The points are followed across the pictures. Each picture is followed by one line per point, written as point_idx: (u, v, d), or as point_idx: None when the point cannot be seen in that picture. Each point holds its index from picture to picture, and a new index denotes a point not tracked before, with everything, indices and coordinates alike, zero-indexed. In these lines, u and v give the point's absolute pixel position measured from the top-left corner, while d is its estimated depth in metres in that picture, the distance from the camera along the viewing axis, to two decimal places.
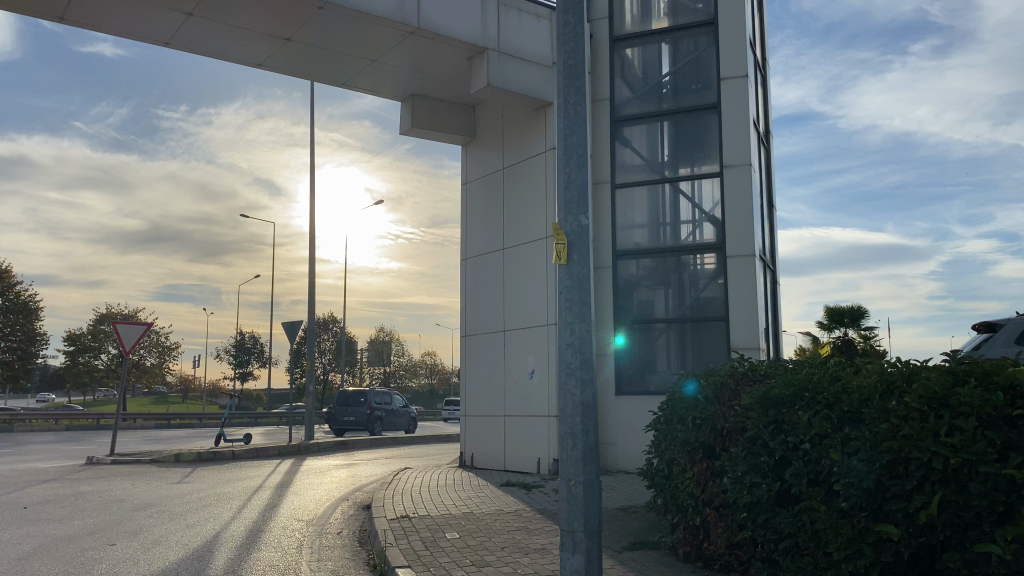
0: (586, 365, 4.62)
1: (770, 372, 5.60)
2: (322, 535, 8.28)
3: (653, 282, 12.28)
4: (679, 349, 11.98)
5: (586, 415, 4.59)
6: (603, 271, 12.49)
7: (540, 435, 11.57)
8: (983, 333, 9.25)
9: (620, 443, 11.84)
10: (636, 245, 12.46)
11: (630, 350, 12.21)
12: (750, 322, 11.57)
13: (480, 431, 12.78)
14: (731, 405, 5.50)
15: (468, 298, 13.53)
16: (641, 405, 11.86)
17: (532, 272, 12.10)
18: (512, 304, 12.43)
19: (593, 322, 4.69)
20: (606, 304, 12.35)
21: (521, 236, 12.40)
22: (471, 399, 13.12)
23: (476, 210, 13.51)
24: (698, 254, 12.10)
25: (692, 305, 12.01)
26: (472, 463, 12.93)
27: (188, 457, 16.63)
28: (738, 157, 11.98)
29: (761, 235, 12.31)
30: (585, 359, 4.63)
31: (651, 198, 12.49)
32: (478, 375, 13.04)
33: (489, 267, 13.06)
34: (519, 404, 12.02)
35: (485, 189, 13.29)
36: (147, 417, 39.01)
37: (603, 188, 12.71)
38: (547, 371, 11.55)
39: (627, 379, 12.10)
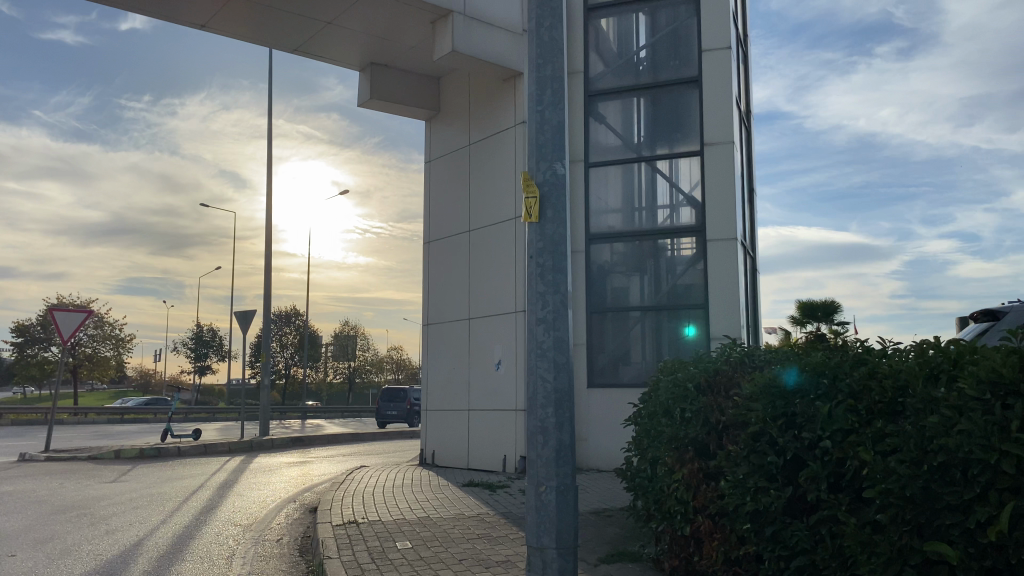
0: (561, 345, 3.80)
1: (774, 359, 4.81)
2: (260, 543, 7.37)
3: (628, 268, 11.49)
4: (655, 341, 11.19)
5: (559, 406, 3.75)
6: (576, 255, 11.66)
7: (506, 431, 10.75)
8: (983, 320, 8.56)
9: (592, 439, 11.05)
10: (610, 229, 11.67)
11: (603, 341, 11.42)
12: (731, 311, 10.81)
13: (442, 427, 11.92)
14: (729, 395, 4.70)
15: (429, 285, 12.63)
16: (614, 400, 11.07)
17: (499, 256, 11.25)
18: (477, 291, 11.56)
19: (569, 293, 3.85)
20: (578, 291, 11.55)
21: (488, 218, 11.54)
22: (433, 392, 12.24)
23: (439, 190, 12.62)
24: (676, 239, 11.32)
25: (669, 292, 11.24)
26: (433, 462, 12.05)
27: (131, 453, 15.56)
28: (719, 135, 11.21)
29: (742, 219, 11.56)
30: (560, 338, 3.80)
31: (627, 178, 11.69)
32: (440, 366, 12.16)
33: (453, 251, 12.18)
34: (485, 397, 11.17)
35: (450, 167, 12.41)
36: (99, 412, 37.53)
37: (575, 167, 11.90)
38: (515, 363, 10.71)
39: (600, 371, 11.31)
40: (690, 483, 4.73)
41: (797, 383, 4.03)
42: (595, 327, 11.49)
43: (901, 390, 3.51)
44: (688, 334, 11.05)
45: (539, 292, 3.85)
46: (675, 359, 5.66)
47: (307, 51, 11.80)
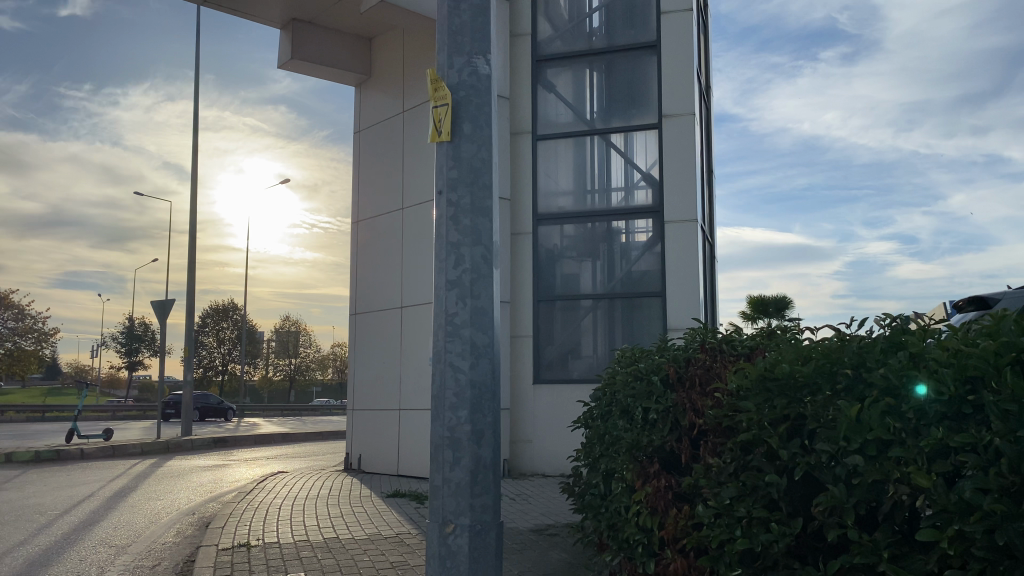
0: (479, 317, 2.63)
1: (766, 346, 3.71)
2: (128, 571, 6.04)
3: (579, 253, 10.38)
4: (607, 332, 10.10)
5: (475, 409, 2.57)
6: (522, 236, 10.47)
7: None
8: (972, 310, 7.65)
9: (538, 441, 9.90)
10: (559, 209, 10.53)
11: (551, 333, 10.27)
12: (690, 299, 9.78)
13: (370, 428, 10.66)
14: (709, 392, 3.58)
15: (358, 269, 11.36)
16: (562, 398, 9.95)
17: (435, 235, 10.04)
18: (410, 275, 10.34)
19: (492, 245, 2.70)
20: (524, 277, 10.38)
21: (423, 193, 10.32)
22: (361, 388, 10.96)
23: (369, 163, 11.35)
24: (631, 221, 10.24)
25: (623, 279, 10.15)
26: (359, 467, 10.79)
27: (25, 456, 13.92)
28: (679, 106, 10.16)
29: (702, 200, 10.56)
30: (479, 307, 2.64)
31: (578, 154, 10.57)
32: (369, 359, 10.88)
33: (385, 232, 10.92)
34: (417, 395, 9.95)
35: (382, 138, 11.14)
36: (17, 411, 35.14)
37: (522, 141, 10.72)
38: None
39: (547, 365, 10.17)
40: (656, 507, 3.60)
41: (811, 375, 2.96)
42: (542, 317, 10.31)
43: (970, 384, 2.46)
44: (644, 325, 9.99)
45: (453, 240, 2.69)
46: (634, 347, 4.53)
47: (218, 5, 10.46)
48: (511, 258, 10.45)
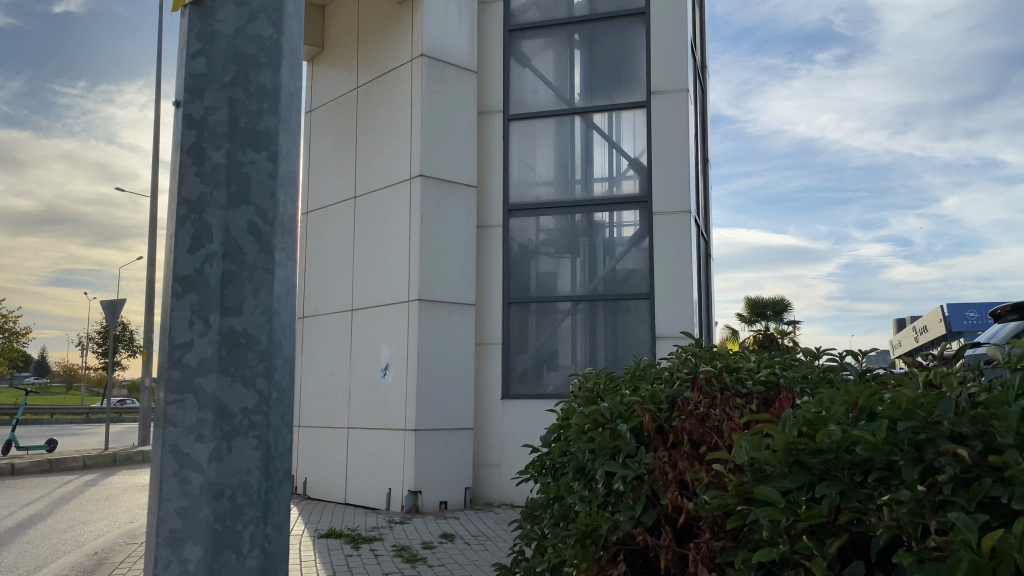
0: (234, 365, 1.88)
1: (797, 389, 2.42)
2: None
3: (557, 249, 9.04)
4: (588, 341, 8.78)
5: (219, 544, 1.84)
6: (492, 229, 9.12)
7: (391, 457, 8.18)
8: (1012, 320, 6.44)
9: (506, 465, 8.58)
10: (534, 199, 9.17)
11: (524, 341, 8.93)
12: (683, 303, 8.47)
13: (318, 448, 9.32)
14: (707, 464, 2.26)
15: (307, 266, 10.01)
16: (533, 414, 8.63)
17: (390, 227, 8.70)
18: (362, 273, 9.01)
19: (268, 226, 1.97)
20: (493, 276, 9.05)
21: (377, 179, 8.99)
22: (309, 401, 9.63)
23: (320, 146, 10.02)
24: (616, 213, 8.90)
25: (606, 279, 8.83)
26: (304, 493, 9.45)
27: None
28: (672, 82, 8.85)
29: (698, 191, 9.26)
30: (236, 346, 1.89)
31: (557, 136, 9.20)
32: (317, 369, 9.54)
33: (337, 224, 9.58)
34: (367, 412, 8.61)
35: (334, 118, 9.81)
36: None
37: (493, 120, 9.35)
38: (405, 366, 8.17)
39: (518, 378, 8.84)
40: None
41: (880, 448, 1.71)
42: (515, 322, 8.97)
43: None
44: (631, 332, 8.67)
45: (193, 197, 1.95)
46: (604, 375, 3.20)
47: None
48: (478, 253, 9.13)
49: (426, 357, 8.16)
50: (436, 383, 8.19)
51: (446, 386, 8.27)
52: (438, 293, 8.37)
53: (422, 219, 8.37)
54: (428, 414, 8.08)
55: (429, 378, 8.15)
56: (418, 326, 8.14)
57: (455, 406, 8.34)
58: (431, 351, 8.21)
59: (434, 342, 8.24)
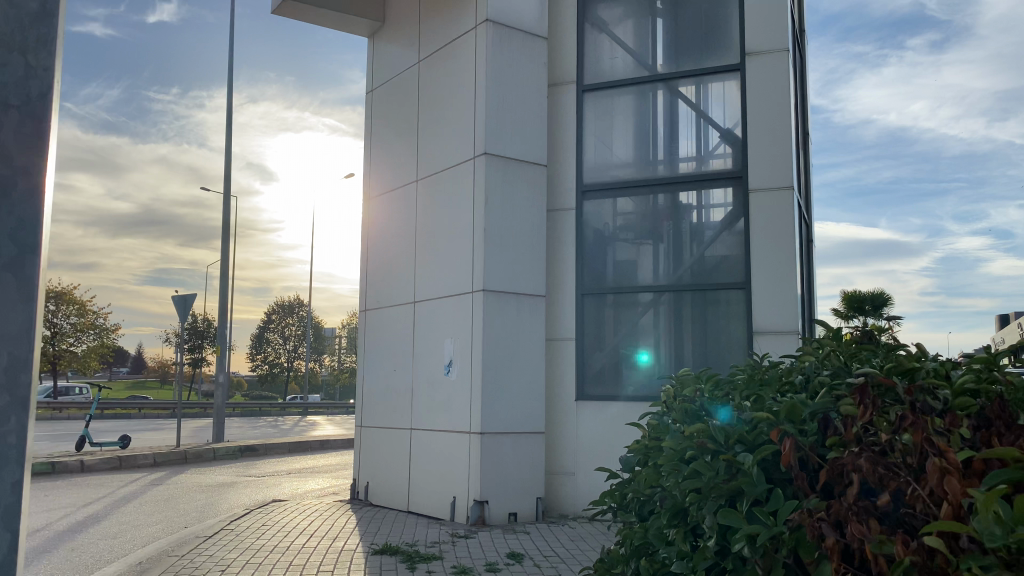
0: None
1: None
2: None
3: (636, 235, 8.13)
4: (673, 335, 7.84)
5: None
6: (566, 213, 8.26)
7: (455, 463, 7.42)
8: None
9: (583, 474, 7.73)
10: (611, 177, 8.28)
11: (601, 336, 8.04)
12: (784, 293, 7.44)
13: (379, 451, 8.65)
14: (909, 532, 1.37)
15: (370, 256, 9.37)
16: (612, 417, 7.75)
17: (453, 211, 7.93)
18: (424, 263, 8.29)
19: None
20: (566, 265, 8.20)
21: (440, 160, 8.23)
22: (371, 400, 8.98)
23: (382, 126, 9.35)
24: (704, 192, 7.93)
25: (694, 266, 7.87)
26: (366, 498, 8.80)
27: None
28: (768, 42, 7.82)
29: (798, 168, 8.21)
30: None
31: (636, 109, 8.28)
32: (379, 365, 8.88)
33: (398, 210, 8.89)
34: (430, 413, 7.87)
35: (396, 96, 9.12)
36: (76, 405, 34.31)
37: (565, 94, 8.50)
38: (470, 362, 7.38)
39: (594, 378, 7.96)
40: None
41: None
42: (590, 316, 8.10)
43: None
44: (721, 327, 7.68)
45: None
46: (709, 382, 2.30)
47: None
48: (551, 239, 8.29)
49: (492, 354, 7.35)
50: (503, 382, 7.38)
51: (515, 386, 7.46)
52: (505, 282, 7.54)
53: (488, 200, 7.54)
54: (495, 415, 7.28)
55: (496, 376, 7.34)
56: (483, 319, 7.32)
57: (525, 407, 7.52)
58: (498, 346, 7.40)
59: (501, 336, 7.43)
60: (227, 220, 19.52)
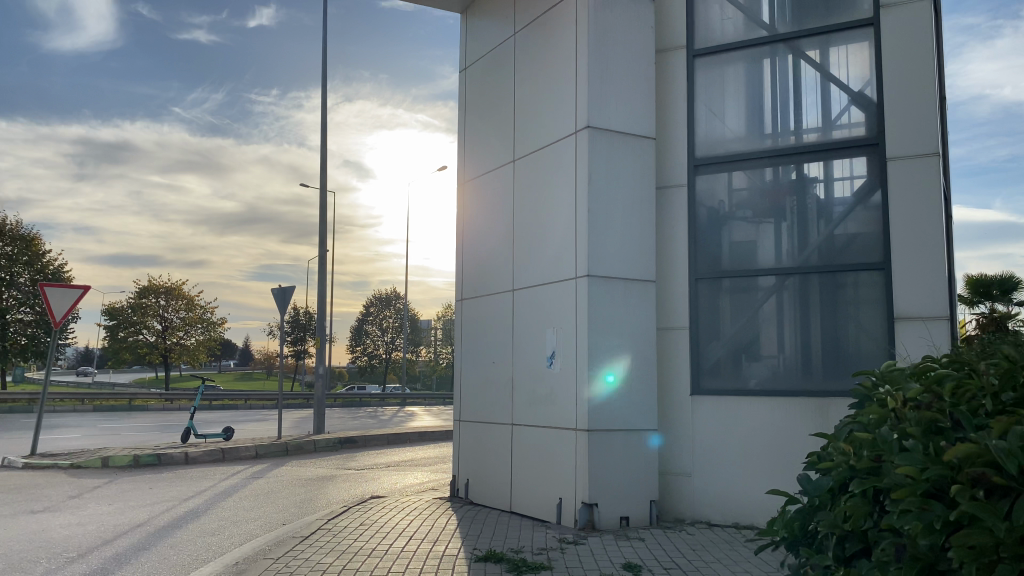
0: None
1: None
2: None
3: (756, 213, 7.38)
4: (800, 322, 7.07)
5: None
6: (677, 190, 7.58)
7: (560, 462, 6.87)
8: None
9: (701, 475, 7.07)
10: (726, 150, 7.54)
11: (718, 325, 7.33)
12: (932, 275, 6.57)
13: (479, 448, 8.19)
14: None
15: (465, 243, 8.92)
16: (733, 414, 7.06)
17: (553, 192, 7.35)
18: (524, 248, 7.76)
19: None
20: (678, 247, 7.52)
21: (538, 137, 7.67)
22: (469, 394, 8.53)
23: (476, 105, 8.86)
24: (835, 164, 7.11)
25: (824, 245, 7.07)
26: (466, 496, 8.37)
27: (122, 462, 12.35)
28: None
29: (944, 133, 7.27)
30: None
31: (753, 74, 7.51)
32: (478, 357, 8.42)
33: (494, 192, 8.39)
34: (533, 409, 7.34)
35: (490, 72, 8.61)
36: (186, 397, 35.51)
37: (675, 60, 7.80)
38: (575, 354, 6.80)
39: (711, 371, 7.27)
40: None
41: None
42: (705, 302, 7.40)
43: None
44: (857, 313, 6.86)
45: None
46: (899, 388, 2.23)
47: None
48: (661, 219, 7.61)
49: (599, 345, 6.74)
50: (613, 375, 6.78)
51: (624, 379, 6.84)
52: (613, 267, 6.92)
53: (591, 177, 6.91)
54: (603, 411, 6.68)
55: (605, 369, 6.74)
56: (588, 307, 6.72)
57: (636, 402, 6.89)
58: (605, 336, 6.78)
59: (609, 325, 6.82)
60: (324, 213, 19.57)
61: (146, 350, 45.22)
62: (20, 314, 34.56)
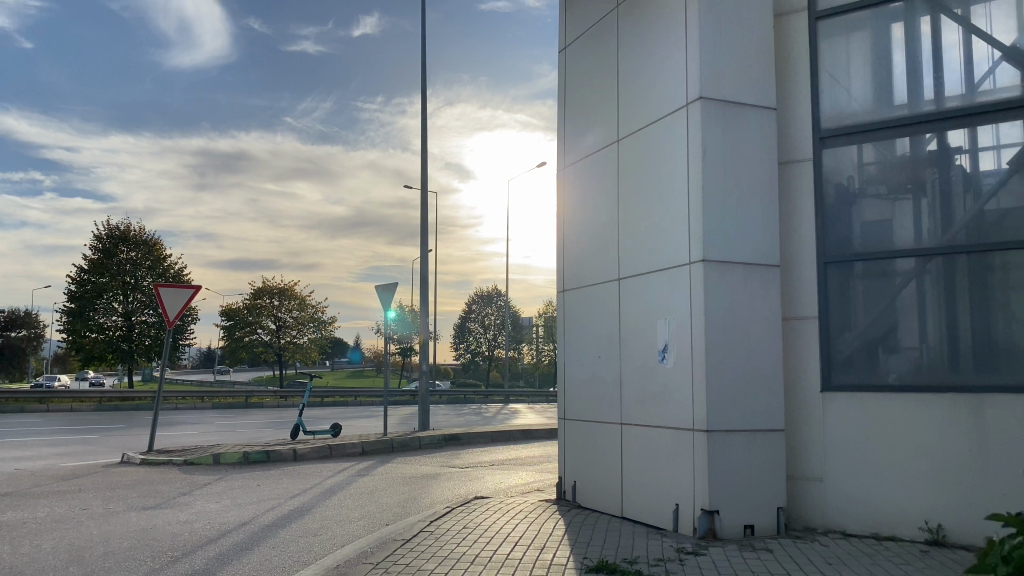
0: None
1: None
2: None
3: (891, 188, 6.58)
4: (945, 311, 6.22)
5: None
6: (801, 165, 6.90)
7: (676, 465, 6.33)
8: None
9: (834, 480, 6.40)
10: (854, 119, 6.78)
11: (851, 314, 6.60)
12: None
13: (586, 448, 7.74)
14: None
15: (567, 231, 8.46)
16: (869, 413, 6.32)
17: (663, 173, 6.79)
18: (630, 235, 7.24)
19: None
20: (803, 229, 6.85)
21: (645, 114, 7.12)
22: (574, 391, 8.08)
23: (577, 85, 8.38)
24: (984, 129, 6.17)
25: (972, 223, 6.19)
26: (574, 498, 7.93)
27: (232, 458, 12.51)
28: None
29: None
30: None
31: (885, 32, 6.70)
32: (583, 352, 7.96)
33: (597, 177, 7.88)
34: (643, 407, 6.82)
35: (592, 49, 8.11)
36: (298, 394, 36.48)
37: (795, 22, 7.10)
38: (690, 347, 6.24)
39: (843, 365, 6.55)
40: None
41: None
42: (835, 290, 6.68)
43: None
44: (1013, 299, 5.93)
45: None
46: None
47: None
48: (783, 199, 6.96)
49: (717, 337, 6.15)
50: (732, 370, 6.18)
51: (746, 375, 6.23)
52: (731, 252, 6.31)
53: (705, 154, 6.33)
54: (722, 409, 6.10)
55: (724, 363, 6.15)
56: (704, 296, 6.15)
57: (760, 399, 6.27)
58: (724, 326, 6.20)
59: (728, 316, 6.22)
60: (426, 210, 19.52)
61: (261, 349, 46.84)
62: (145, 315, 36.32)
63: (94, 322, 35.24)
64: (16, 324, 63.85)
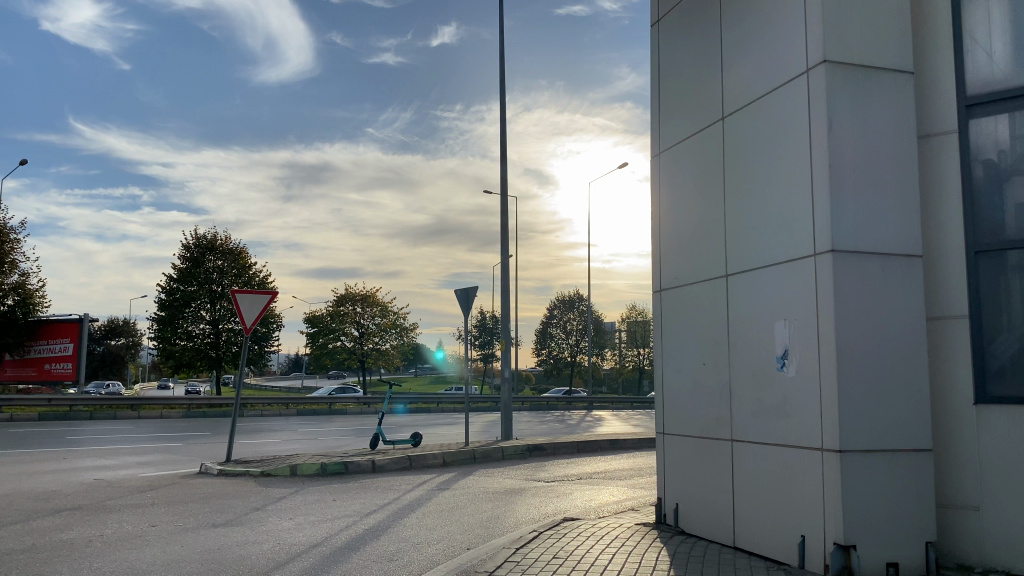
0: None
1: None
2: None
3: None
4: None
5: None
6: (943, 139, 5.88)
7: (801, 490, 5.43)
8: None
9: (994, 510, 5.37)
10: (1006, 82, 5.66)
11: (1009, 313, 5.50)
12: None
13: (690, 467, 6.89)
14: None
15: (662, 225, 7.64)
16: None
17: (779, 153, 5.91)
18: (739, 224, 6.37)
19: None
20: (947, 214, 5.81)
21: (755, 88, 6.24)
22: (674, 402, 7.25)
23: (673, 61, 7.55)
24: None
25: None
26: (676, 522, 7.09)
27: (310, 470, 12.08)
28: None
29: None
30: None
31: None
32: (683, 359, 7.12)
33: (697, 162, 7.04)
34: (759, 421, 5.93)
35: (690, 19, 7.26)
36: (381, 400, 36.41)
37: None
38: (817, 352, 5.34)
39: (1000, 375, 5.47)
40: None
41: None
42: (988, 285, 5.61)
43: None
44: None
45: None
46: None
47: None
48: (922, 177, 5.95)
49: (849, 340, 5.23)
50: (869, 379, 5.24)
51: (885, 386, 5.28)
52: (864, 241, 5.38)
53: (831, 126, 5.43)
54: (858, 425, 5.18)
55: (858, 371, 5.22)
56: (834, 291, 5.25)
57: (902, 413, 5.31)
58: (860, 327, 5.27)
59: (862, 316, 5.29)
60: (506, 213, 18.90)
61: (345, 356, 47.18)
62: (232, 323, 36.90)
63: (183, 330, 36.07)
64: (115, 333, 66.38)
